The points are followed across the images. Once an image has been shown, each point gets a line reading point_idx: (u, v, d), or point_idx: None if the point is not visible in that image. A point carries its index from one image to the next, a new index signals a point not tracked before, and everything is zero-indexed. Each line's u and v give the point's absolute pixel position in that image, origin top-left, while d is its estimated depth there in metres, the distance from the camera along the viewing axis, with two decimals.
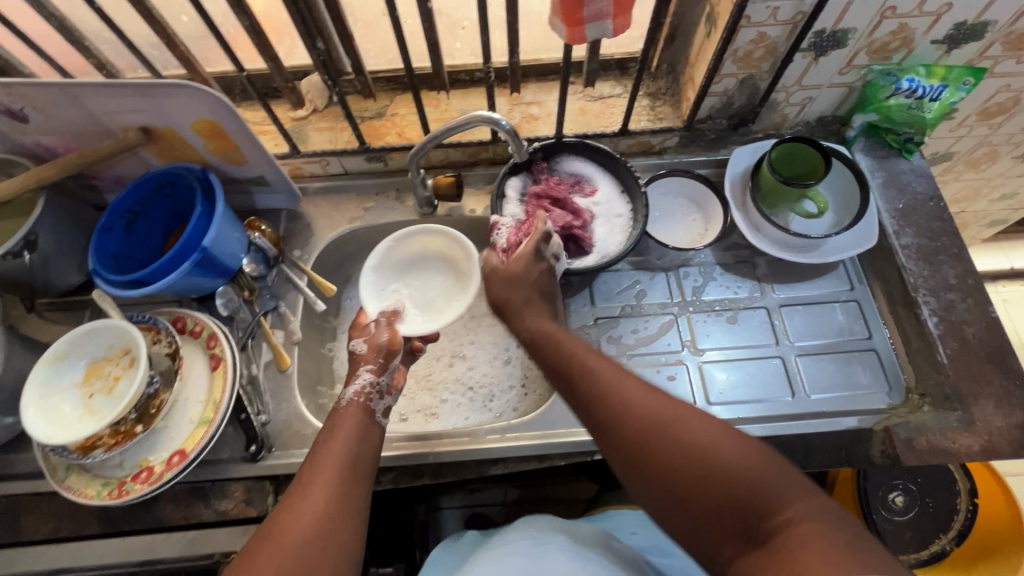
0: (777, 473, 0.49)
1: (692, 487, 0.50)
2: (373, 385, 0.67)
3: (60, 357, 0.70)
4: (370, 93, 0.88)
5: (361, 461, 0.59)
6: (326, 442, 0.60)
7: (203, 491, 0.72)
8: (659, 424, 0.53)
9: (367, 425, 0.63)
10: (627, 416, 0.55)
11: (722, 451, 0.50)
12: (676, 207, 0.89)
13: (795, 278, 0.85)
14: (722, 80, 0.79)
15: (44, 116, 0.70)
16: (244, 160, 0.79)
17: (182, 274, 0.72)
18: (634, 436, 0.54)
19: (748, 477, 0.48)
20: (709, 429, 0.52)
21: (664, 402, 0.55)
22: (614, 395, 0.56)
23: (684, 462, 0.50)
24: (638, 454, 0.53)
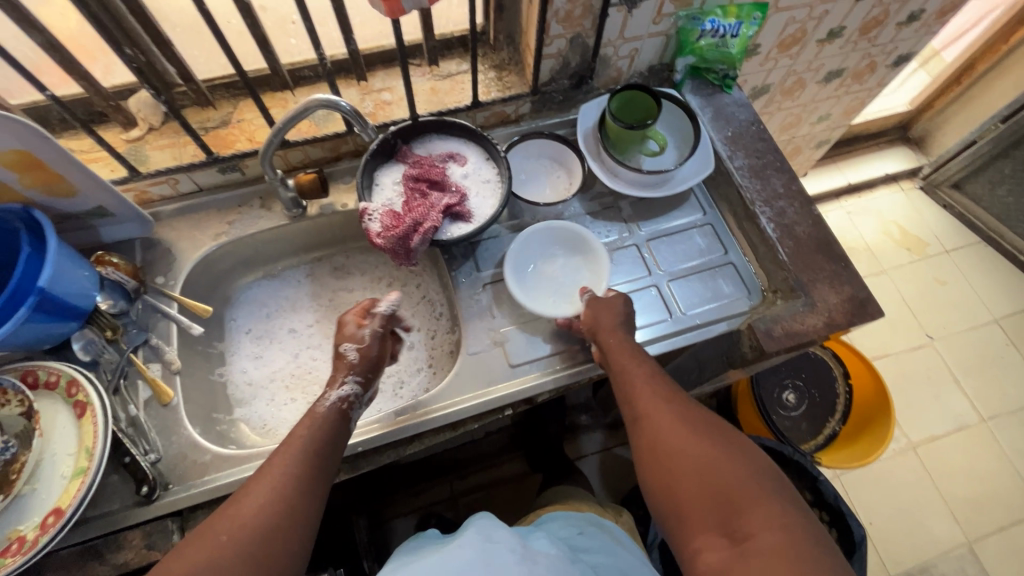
0: (767, 485, 0.56)
1: (692, 481, 0.58)
2: (356, 394, 0.67)
3: None
4: (209, 102, 0.84)
5: (321, 464, 0.60)
6: (285, 448, 0.60)
7: (96, 549, 0.66)
8: (683, 425, 0.63)
9: (337, 436, 0.64)
10: (657, 414, 0.65)
11: (728, 461, 0.58)
12: (541, 168, 0.94)
13: (656, 214, 0.92)
14: (553, 42, 0.84)
15: None
16: (74, 190, 0.73)
17: (21, 321, 0.65)
18: (659, 429, 0.64)
19: (731, 482, 0.56)
20: (722, 443, 0.60)
21: (688, 411, 0.65)
22: (652, 395, 0.67)
23: (686, 459, 0.59)
24: (657, 445, 0.63)
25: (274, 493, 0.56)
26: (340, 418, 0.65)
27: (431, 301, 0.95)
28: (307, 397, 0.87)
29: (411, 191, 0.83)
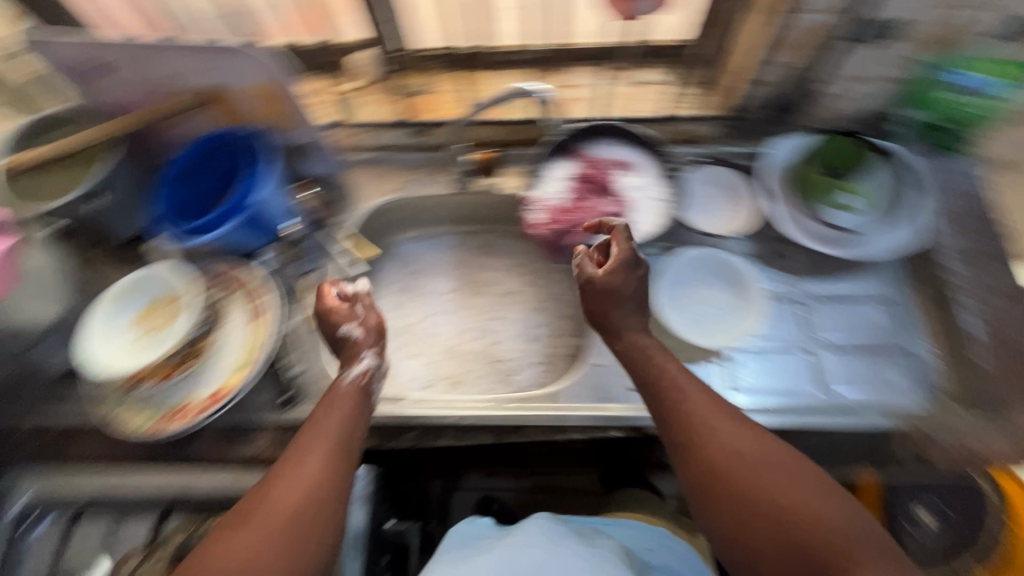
0: (879, 552, 0.45)
1: (772, 538, 0.48)
2: (374, 368, 0.68)
3: (118, 297, 0.77)
4: (417, 70, 0.92)
5: (353, 433, 0.61)
6: (323, 417, 0.61)
7: (233, 433, 0.74)
8: (748, 462, 0.52)
9: (358, 404, 0.64)
10: (727, 452, 0.53)
11: (824, 522, 0.47)
12: (712, 198, 0.87)
13: (832, 275, 0.83)
14: (769, 68, 0.79)
15: (123, 74, 0.76)
16: (297, 126, 0.83)
17: (235, 227, 0.77)
18: (715, 465, 0.53)
19: (827, 538, 0.46)
20: (812, 491, 0.49)
21: (754, 437, 0.54)
22: (710, 428, 0.54)
23: (763, 511, 0.49)
24: (723, 496, 0.51)
25: (323, 461, 0.56)
26: (362, 396, 0.66)
27: (562, 301, 0.95)
28: (428, 357, 0.92)
29: (579, 188, 0.84)
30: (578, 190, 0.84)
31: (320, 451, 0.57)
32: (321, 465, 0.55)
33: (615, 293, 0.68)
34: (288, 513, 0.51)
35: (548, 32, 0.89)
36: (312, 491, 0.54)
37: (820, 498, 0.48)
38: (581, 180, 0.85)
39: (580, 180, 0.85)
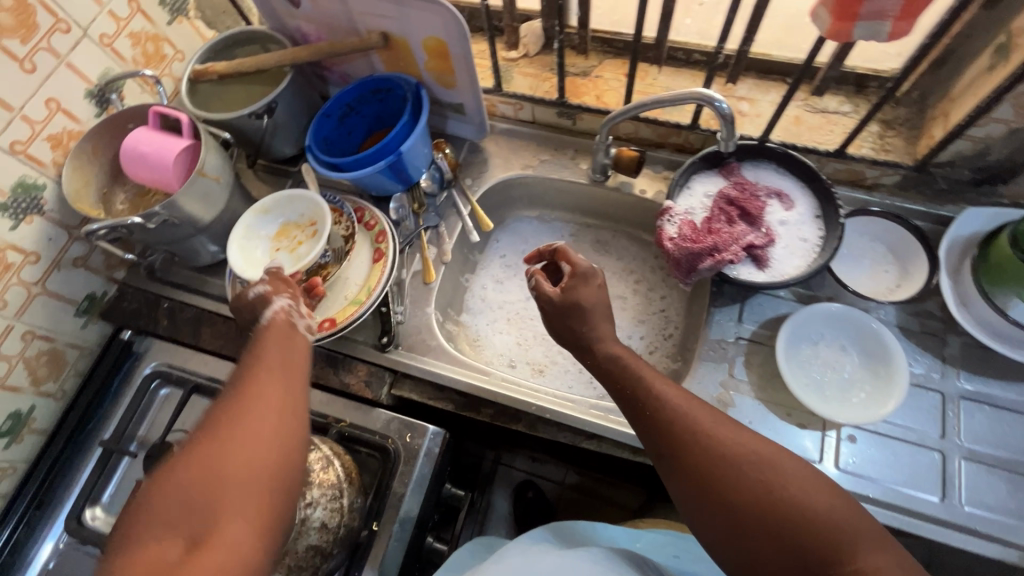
0: (860, 524, 0.47)
1: (772, 533, 0.48)
2: (293, 305, 0.64)
3: (264, 210, 0.83)
4: (583, 50, 0.89)
5: (292, 358, 0.58)
6: (256, 352, 0.58)
7: (334, 360, 0.81)
8: (734, 466, 0.51)
9: (292, 334, 0.61)
10: (709, 446, 0.52)
11: (807, 499, 0.48)
12: (869, 252, 0.79)
13: (992, 374, 0.71)
14: (987, 123, 0.67)
15: (313, 6, 0.81)
16: (454, 84, 0.84)
17: (376, 170, 0.80)
18: (705, 473, 0.51)
19: (824, 526, 0.46)
20: (791, 469, 0.50)
21: (741, 436, 0.53)
22: (692, 427, 0.54)
23: (757, 510, 0.48)
24: (707, 489, 0.51)
25: (270, 385, 0.54)
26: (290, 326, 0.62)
27: (667, 317, 0.91)
28: (519, 337, 0.92)
29: (722, 210, 0.77)
30: (722, 211, 0.77)
31: (266, 371, 0.55)
32: (280, 392, 0.54)
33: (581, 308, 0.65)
34: (263, 430, 0.51)
35: (733, 35, 0.82)
36: (277, 407, 0.53)
37: (800, 477, 0.49)
38: (728, 202, 0.78)
39: (726, 202, 0.78)
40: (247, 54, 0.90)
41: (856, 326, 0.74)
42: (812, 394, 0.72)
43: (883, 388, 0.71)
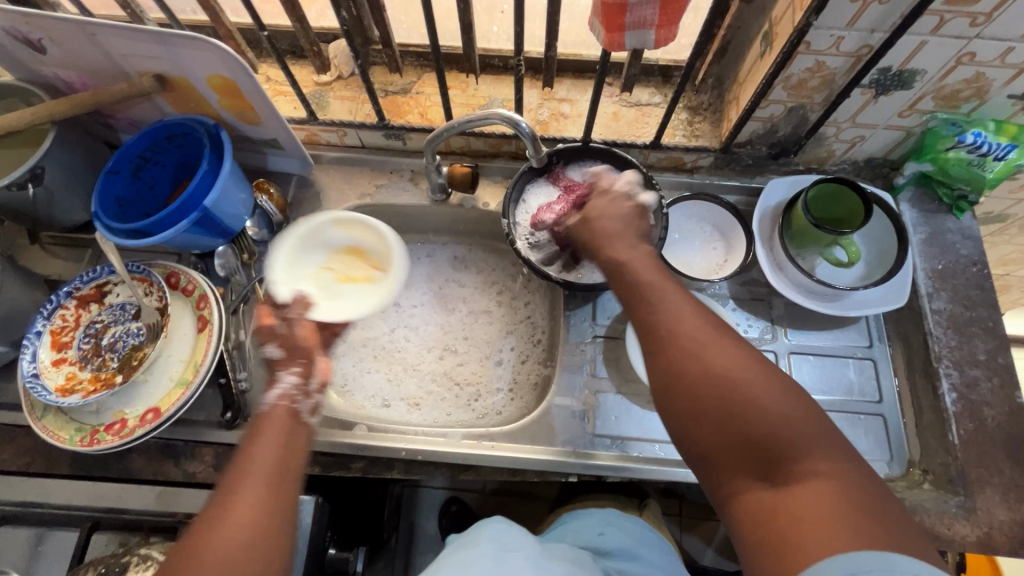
0: (811, 425, 0.45)
1: (727, 424, 0.46)
2: (297, 387, 0.54)
3: (346, 224, 0.74)
4: (397, 67, 0.85)
5: (289, 467, 0.50)
6: (246, 456, 0.49)
7: (174, 450, 0.72)
8: (703, 353, 0.49)
9: (292, 428, 0.52)
10: (681, 338, 0.50)
11: (765, 395, 0.46)
12: (698, 233, 0.84)
13: (811, 326, 0.79)
14: (769, 105, 0.73)
15: (60, 51, 0.69)
16: (259, 121, 0.77)
17: (181, 231, 0.71)
18: (676, 356, 0.50)
19: (780, 422, 0.45)
20: (752, 368, 0.48)
21: (716, 327, 0.51)
22: (673, 323, 0.51)
23: (719, 397, 0.47)
24: (674, 378, 0.49)
25: (256, 507, 0.46)
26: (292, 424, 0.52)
27: (534, 323, 0.90)
28: (388, 373, 0.88)
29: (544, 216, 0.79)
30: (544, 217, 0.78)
31: (256, 484, 0.47)
32: (259, 517, 0.46)
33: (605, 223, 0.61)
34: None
35: (541, 39, 0.82)
36: (254, 529, 0.45)
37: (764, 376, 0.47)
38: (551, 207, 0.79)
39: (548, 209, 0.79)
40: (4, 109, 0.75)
41: None
42: None
43: None
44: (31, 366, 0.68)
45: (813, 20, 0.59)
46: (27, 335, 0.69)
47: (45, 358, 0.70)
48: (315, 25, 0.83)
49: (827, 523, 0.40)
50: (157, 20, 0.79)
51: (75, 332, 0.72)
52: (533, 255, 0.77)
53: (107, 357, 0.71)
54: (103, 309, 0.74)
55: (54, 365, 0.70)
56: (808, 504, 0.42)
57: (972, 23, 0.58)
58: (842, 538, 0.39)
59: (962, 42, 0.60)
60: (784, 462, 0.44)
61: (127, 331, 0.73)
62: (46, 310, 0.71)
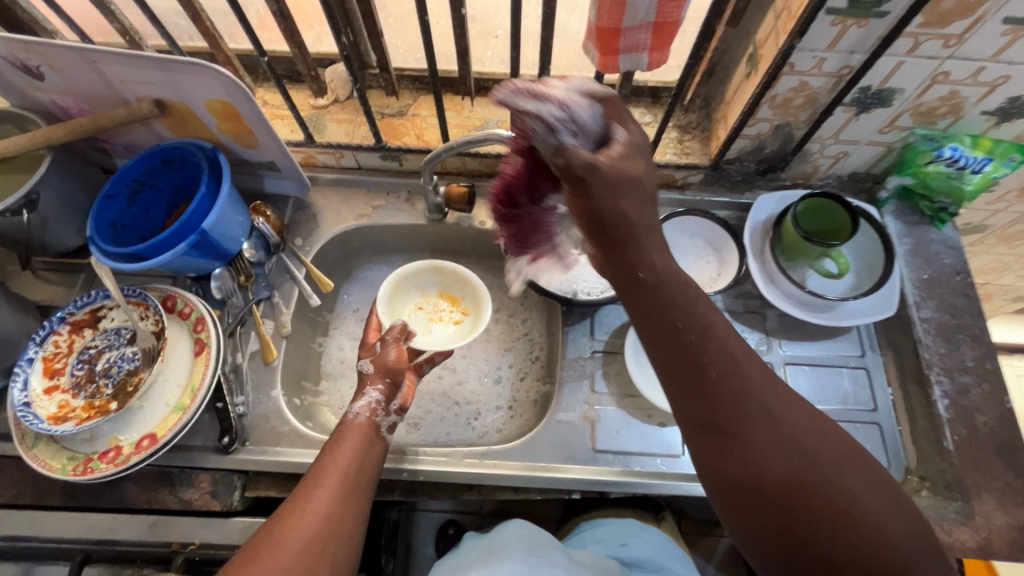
0: (907, 531, 0.45)
1: (834, 533, 0.45)
2: (380, 402, 0.65)
3: (437, 269, 0.81)
4: (393, 91, 0.87)
5: (366, 465, 0.59)
6: (331, 456, 0.59)
7: (170, 477, 0.70)
8: (799, 459, 0.46)
9: (371, 437, 0.62)
10: (781, 438, 0.47)
11: (867, 503, 0.45)
12: (690, 247, 0.85)
13: (804, 337, 0.81)
14: (756, 123, 0.76)
15: (58, 78, 0.69)
16: (257, 144, 0.77)
17: (178, 254, 0.70)
18: (771, 465, 0.46)
19: (889, 534, 0.44)
20: (851, 476, 0.46)
21: (802, 417, 0.48)
22: (768, 412, 0.47)
23: (826, 510, 0.45)
24: (769, 478, 0.46)
25: (337, 495, 0.55)
26: (372, 432, 0.63)
27: (531, 339, 0.90)
28: None
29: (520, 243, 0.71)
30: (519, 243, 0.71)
31: (334, 483, 0.56)
32: (333, 504, 0.54)
33: (629, 183, 0.47)
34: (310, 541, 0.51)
35: (535, 62, 0.84)
36: (330, 519, 0.53)
37: (861, 478, 0.46)
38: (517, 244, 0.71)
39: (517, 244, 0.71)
40: None
41: None
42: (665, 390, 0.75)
43: None
44: (23, 395, 0.66)
45: (796, 42, 0.62)
46: (20, 362, 0.68)
47: (37, 385, 0.68)
48: (312, 50, 0.85)
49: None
50: (155, 46, 0.80)
51: (68, 359, 0.71)
52: (530, 272, 0.78)
53: (101, 383, 0.70)
54: (97, 335, 0.73)
55: (45, 393, 0.68)
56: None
57: (944, 44, 0.61)
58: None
59: (936, 62, 0.63)
60: (894, 574, 0.43)
61: (122, 356, 0.72)
62: (38, 338, 0.70)
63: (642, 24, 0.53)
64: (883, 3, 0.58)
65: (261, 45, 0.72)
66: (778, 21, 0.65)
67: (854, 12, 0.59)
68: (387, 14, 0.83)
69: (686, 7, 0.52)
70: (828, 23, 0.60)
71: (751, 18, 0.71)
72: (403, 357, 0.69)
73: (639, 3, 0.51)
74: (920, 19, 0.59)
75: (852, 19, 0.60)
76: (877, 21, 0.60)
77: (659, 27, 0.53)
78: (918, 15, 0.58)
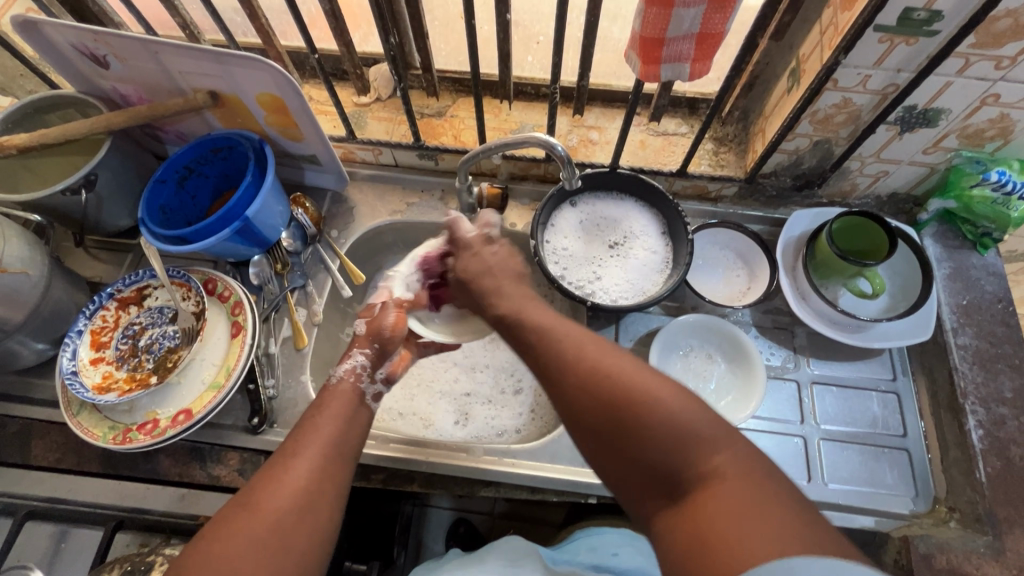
0: (707, 422, 0.46)
1: (633, 435, 0.46)
2: (364, 367, 0.64)
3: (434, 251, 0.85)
4: (434, 91, 0.89)
5: (349, 432, 0.57)
6: (314, 422, 0.57)
7: (200, 452, 0.73)
8: (596, 370, 0.50)
9: (355, 406, 0.60)
10: (589, 366, 0.51)
11: (657, 392, 0.47)
12: (721, 260, 0.85)
13: (834, 357, 0.79)
14: (795, 138, 0.75)
15: (122, 67, 0.73)
16: (302, 138, 0.80)
17: (222, 239, 0.73)
18: (575, 387, 0.50)
19: (682, 425, 0.45)
20: (646, 379, 0.48)
21: (602, 349, 0.52)
22: (572, 351, 0.52)
23: (618, 414, 0.48)
24: (572, 402, 0.50)
25: (319, 461, 0.53)
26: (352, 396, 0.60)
27: None
28: (406, 383, 0.88)
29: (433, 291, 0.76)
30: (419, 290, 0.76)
31: (315, 443, 0.54)
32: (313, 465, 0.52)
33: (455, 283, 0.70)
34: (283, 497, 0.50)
35: (575, 69, 0.85)
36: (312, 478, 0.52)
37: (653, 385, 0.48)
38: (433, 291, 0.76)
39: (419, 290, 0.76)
40: (60, 119, 0.79)
41: (717, 334, 0.79)
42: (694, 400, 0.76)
43: (739, 366, 0.78)
44: (71, 364, 0.70)
45: (841, 58, 0.62)
46: (69, 334, 0.72)
47: (84, 356, 0.72)
48: (361, 49, 0.88)
49: (751, 528, 0.39)
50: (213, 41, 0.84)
51: (113, 333, 0.74)
52: (557, 275, 0.79)
53: (143, 358, 0.73)
54: (141, 312, 0.76)
55: (91, 364, 0.72)
56: (722, 509, 0.41)
57: (997, 65, 0.60)
58: (760, 536, 0.38)
59: (987, 84, 0.62)
60: (693, 467, 0.44)
61: (163, 334, 0.75)
62: (88, 311, 0.73)
63: (686, 35, 0.53)
64: (934, 22, 0.57)
65: (313, 43, 0.75)
66: (823, 36, 0.64)
67: (903, 30, 0.58)
68: (433, 17, 0.87)
69: (732, 19, 0.53)
70: (875, 40, 0.60)
71: (795, 32, 0.70)
72: (399, 325, 0.69)
73: (685, 14, 0.51)
74: (972, 39, 0.58)
75: (901, 37, 0.59)
76: (926, 40, 0.59)
77: (702, 38, 0.54)
78: (971, 35, 0.57)
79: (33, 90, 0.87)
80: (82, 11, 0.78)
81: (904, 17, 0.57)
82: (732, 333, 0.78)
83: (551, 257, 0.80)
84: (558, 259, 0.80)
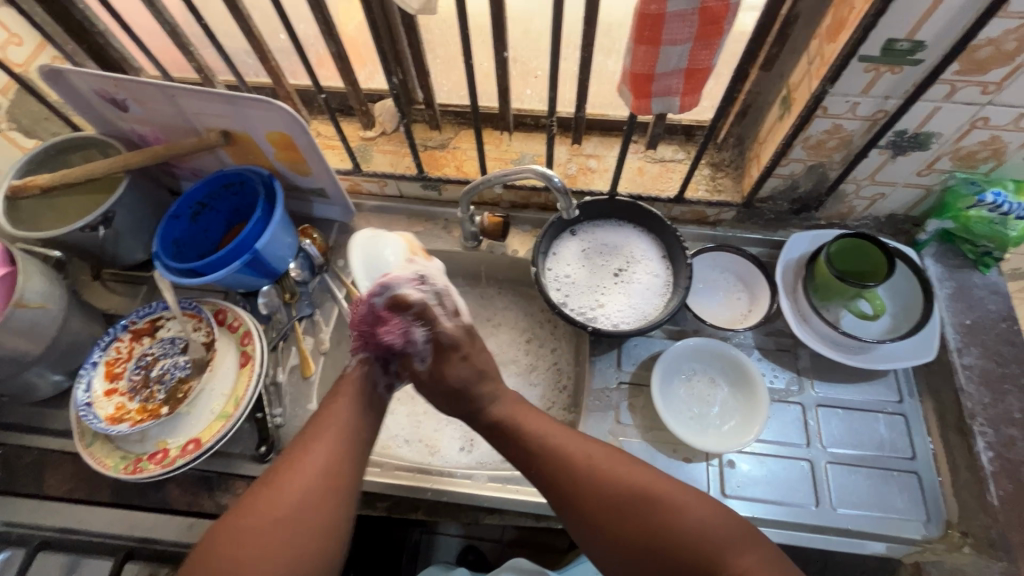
0: (726, 531, 0.54)
1: (661, 539, 0.54)
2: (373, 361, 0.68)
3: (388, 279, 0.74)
4: (437, 125, 0.92)
5: (360, 420, 0.63)
6: (329, 408, 0.63)
7: (209, 481, 0.74)
8: (619, 491, 0.57)
9: (365, 394, 0.65)
10: (609, 483, 0.58)
11: (681, 502, 0.56)
12: (721, 283, 0.86)
13: (838, 379, 0.79)
14: (789, 164, 0.77)
15: (140, 110, 0.77)
16: (309, 172, 0.83)
17: (232, 271, 0.75)
18: (598, 502, 0.57)
19: (707, 531, 0.54)
20: (668, 491, 0.57)
21: (620, 464, 0.60)
22: (587, 463, 0.60)
23: (643, 522, 0.55)
24: (606, 518, 0.56)
25: (333, 448, 0.59)
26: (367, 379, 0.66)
27: (560, 369, 0.89)
28: (412, 409, 0.89)
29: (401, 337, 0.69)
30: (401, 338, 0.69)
31: (329, 434, 0.60)
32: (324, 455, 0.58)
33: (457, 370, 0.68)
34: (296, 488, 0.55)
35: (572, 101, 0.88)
36: (323, 467, 0.57)
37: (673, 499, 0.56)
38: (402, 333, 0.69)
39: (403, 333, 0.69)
40: (81, 159, 0.83)
41: (706, 351, 0.80)
42: (710, 422, 0.76)
43: (736, 375, 0.79)
44: (86, 395, 0.72)
45: (828, 87, 0.63)
46: (85, 366, 0.74)
47: (98, 388, 0.74)
48: (366, 86, 0.91)
49: None
50: (226, 82, 0.88)
51: (127, 364, 0.76)
52: (558, 302, 0.80)
53: (154, 389, 0.75)
54: (154, 342, 0.78)
55: (105, 395, 0.74)
56: None
57: (983, 91, 0.61)
58: None
59: (974, 108, 0.64)
60: (721, 568, 0.52)
61: (175, 364, 0.77)
62: (103, 343, 0.76)
63: (675, 70, 0.55)
64: (917, 52, 0.59)
65: (320, 82, 0.78)
66: (811, 66, 0.66)
67: (888, 59, 0.60)
68: (434, 55, 0.89)
69: (718, 55, 0.55)
70: (861, 69, 0.62)
71: (784, 62, 0.72)
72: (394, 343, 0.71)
73: (672, 51, 0.53)
74: (957, 66, 0.59)
75: (886, 66, 0.61)
76: (911, 68, 0.61)
77: (690, 73, 0.56)
78: (955, 62, 0.59)
79: (56, 132, 0.91)
80: (105, 58, 0.83)
81: (887, 48, 0.59)
82: (717, 347, 0.79)
83: (552, 284, 0.82)
84: (559, 285, 0.82)
